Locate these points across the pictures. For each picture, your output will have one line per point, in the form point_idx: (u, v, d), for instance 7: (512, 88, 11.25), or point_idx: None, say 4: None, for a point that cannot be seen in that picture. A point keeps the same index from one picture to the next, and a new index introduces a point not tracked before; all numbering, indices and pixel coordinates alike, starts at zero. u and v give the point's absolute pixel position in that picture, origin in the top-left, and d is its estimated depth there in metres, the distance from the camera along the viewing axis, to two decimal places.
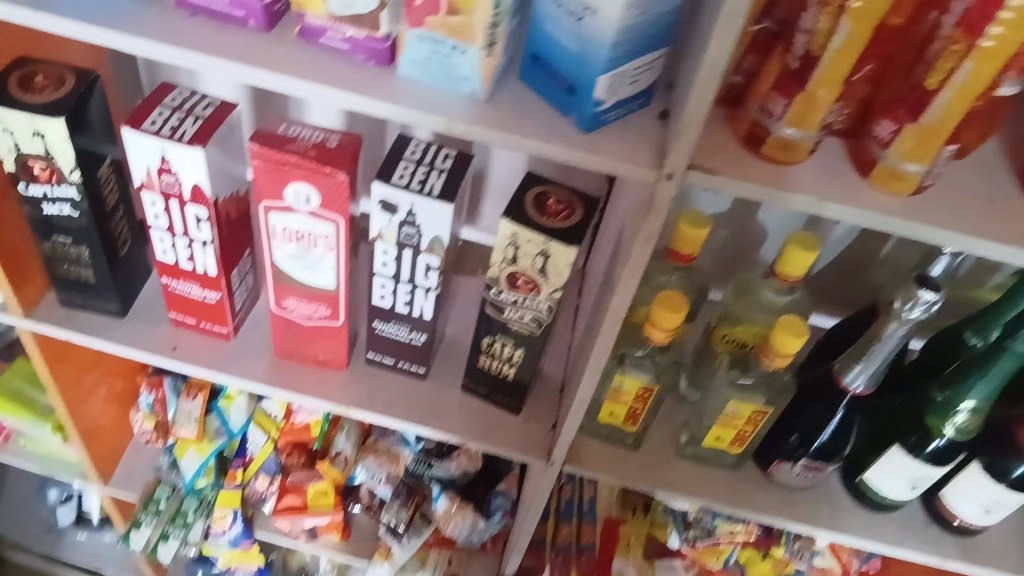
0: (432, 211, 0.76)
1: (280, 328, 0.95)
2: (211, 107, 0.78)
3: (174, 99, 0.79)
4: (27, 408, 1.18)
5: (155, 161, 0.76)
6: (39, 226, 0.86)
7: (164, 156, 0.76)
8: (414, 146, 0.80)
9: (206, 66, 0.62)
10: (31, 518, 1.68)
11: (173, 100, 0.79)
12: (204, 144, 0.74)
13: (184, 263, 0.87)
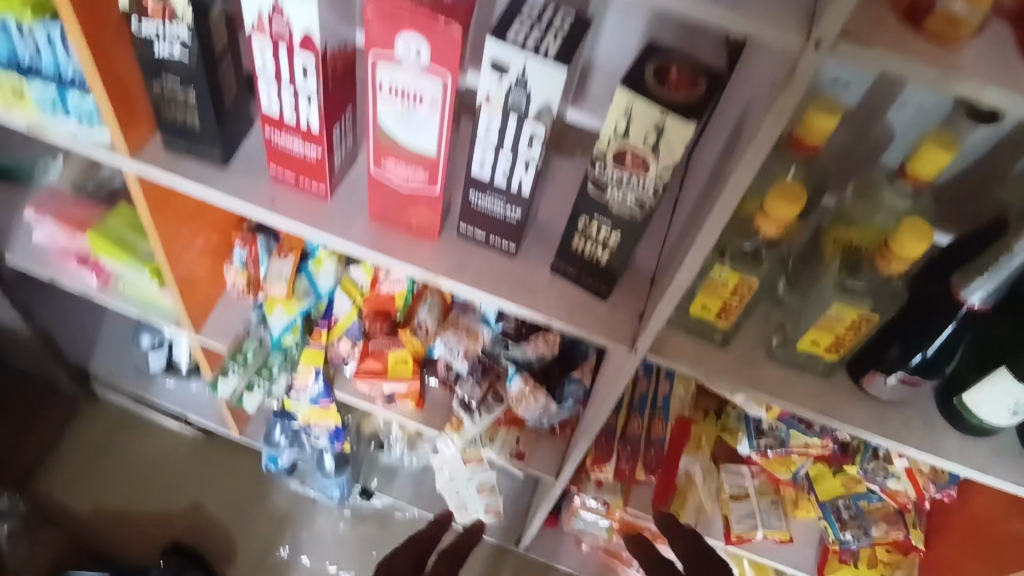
0: (545, 74, 0.73)
1: (376, 190, 0.94)
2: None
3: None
4: (129, 254, 1.23)
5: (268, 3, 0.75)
6: (149, 66, 0.85)
7: None
8: (531, 5, 0.76)
9: None
10: (123, 362, 1.74)
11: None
12: None
13: (288, 115, 0.86)
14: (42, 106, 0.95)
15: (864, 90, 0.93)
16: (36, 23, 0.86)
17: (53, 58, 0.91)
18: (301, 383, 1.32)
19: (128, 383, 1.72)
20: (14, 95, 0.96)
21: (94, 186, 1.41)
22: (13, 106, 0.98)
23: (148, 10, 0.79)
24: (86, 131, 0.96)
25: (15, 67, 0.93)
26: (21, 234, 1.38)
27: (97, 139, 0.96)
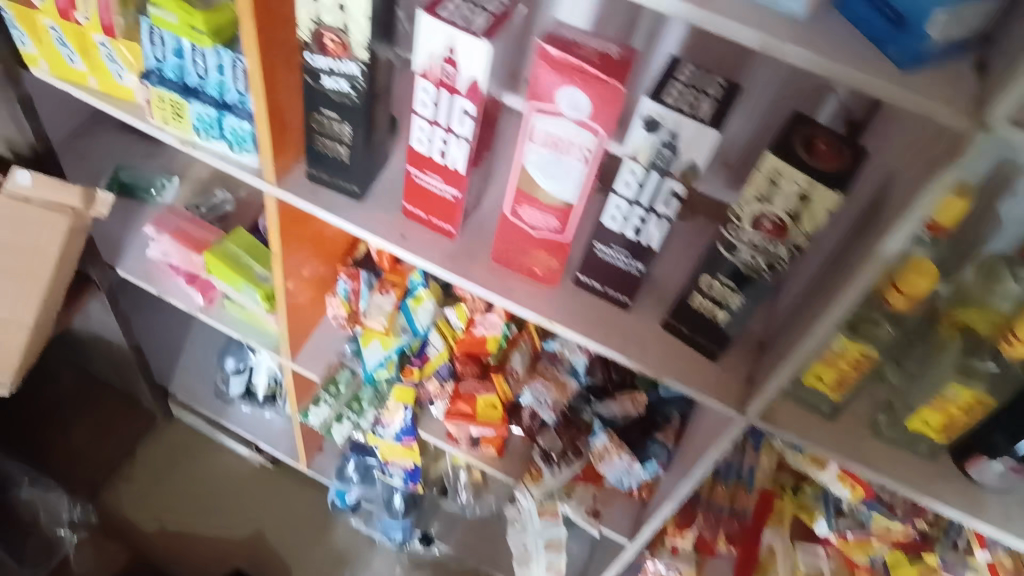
0: (697, 135, 0.77)
1: (504, 232, 0.99)
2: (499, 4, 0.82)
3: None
4: (243, 275, 1.27)
5: (442, 50, 0.80)
6: (311, 98, 0.91)
7: (451, 45, 0.79)
8: (684, 71, 0.81)
9: None
10: (202, 382, 1.78)
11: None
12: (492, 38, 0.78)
13: (434, 154, 0.92)
14: (198, 127, 1.00)
15: (985, 175, 0.95)
16: (213, 48, 0.91)
17: (220, 83, 0.95)
18: (387, 417, 1.36)
19: (205, 406, 1.76)
20: (172, 114, 1.01)
21: (207, 211, 1.47)
22: (171, 125, 1.03)
23: (325, 46, 0.84)
24: (236, 153, 1.02)
25: (180, 87, 0.97)
26: (133, 246, 1.43)
27: (245, 161, 1.02)
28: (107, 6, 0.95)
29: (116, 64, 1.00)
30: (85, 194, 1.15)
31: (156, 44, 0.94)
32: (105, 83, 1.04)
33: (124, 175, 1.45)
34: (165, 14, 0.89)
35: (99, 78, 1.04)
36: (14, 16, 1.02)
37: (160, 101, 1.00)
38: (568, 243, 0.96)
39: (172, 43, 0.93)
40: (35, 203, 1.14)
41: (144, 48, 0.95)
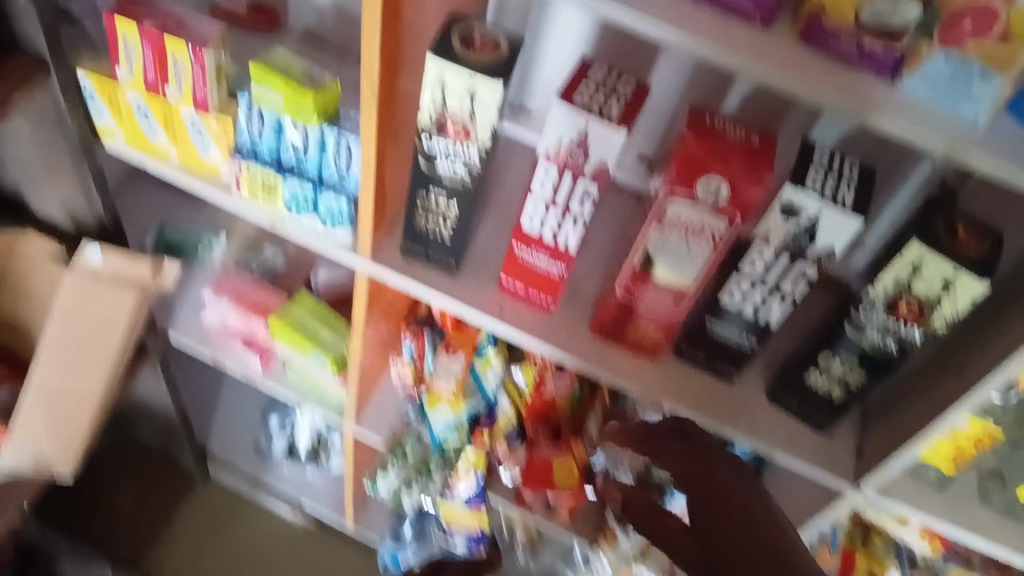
0: (839, 222, 0.76)
1: (608, 310, 0.95)
2: (630, 86, 0.81)
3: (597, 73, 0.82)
4: (312, 342, 1.23)
5: (574, 136, 0.78)
6: (419, 178, 0.89)
7: (582, 131, 0.78)
8: (822, 152, 0.79)
9: (719, 58, 0.62)
10: (242, 441, 1.71)
11: (595, 72, 0.81)
12: (628, 126, 0.76)
13: (547, 233, 0.89)
14: (290, 203, 0.98)
15: None
16: (317, 127, 0.87)
17: (319, 161, 0.92)
18: (455, 480, 1.34)
19: (245, 463, 1.70)
20: (263, 190, 0.97)
21: (258, 268, 1.38)
22: (260, 201, 0.99)
23: (446, 129, 0.82)
24: (328, 228, 0.99)
25: (274, 164, 0.94)
26: (187, 306, 1.38)
27: (336, 236, 0.99)
28: (203, 78, 0.87)
29: (202, 137, 0.94)
30: (155, 266, 1.09)
31: (254, 121, 0.90)
32: (185, 156, 0.98)
33: (171, 234, 1.36)
34: (270, 94, 0.85)
35: (179, 151, 0.98)
36: (94, 88, 0.92)
37: (250, 177, 0.96)
38: (680, 317, 0.92)
39: (270, 119, 0.89)
40: (104, 278, 1.08)
41: (239, 124, 0.91)
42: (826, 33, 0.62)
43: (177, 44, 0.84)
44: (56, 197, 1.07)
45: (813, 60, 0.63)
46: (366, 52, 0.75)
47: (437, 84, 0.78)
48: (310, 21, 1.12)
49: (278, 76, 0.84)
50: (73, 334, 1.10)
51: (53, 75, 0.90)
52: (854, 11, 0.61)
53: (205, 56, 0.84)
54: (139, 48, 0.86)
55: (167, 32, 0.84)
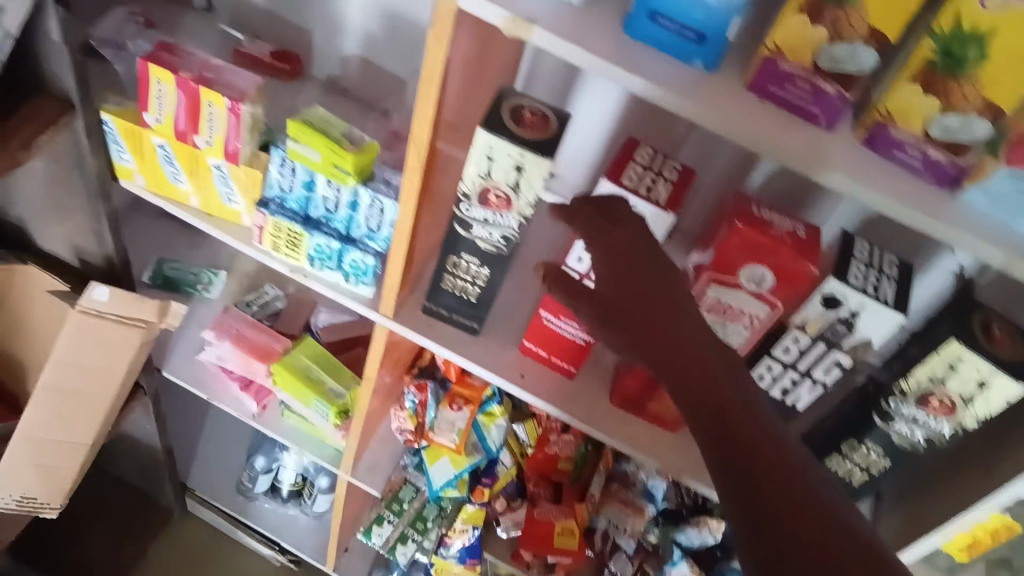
0: (880, 317, 0.76)
1: (632, 382, 0.94)
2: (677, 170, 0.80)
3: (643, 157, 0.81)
4: (315, 390, 1.20)
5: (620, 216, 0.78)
6: (451, 244, 0.87)
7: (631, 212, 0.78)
8: (860, 247, 0.80)
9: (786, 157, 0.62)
10: (222, 477, 1.64)
11: (641, 158, 0.81)
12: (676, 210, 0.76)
13: (578, 304, 0.88)
14: (313, 255, 0.94)
15: None
16: (350, 186, 0.86)
17: (349, 218, 0.90)
18: (451, 537, 1.29)
19: (224, 499, 1.63)
20: (286, 243, 0.94)
21: (258, 309, 1.36)
22: (282, 252, 0.96)
23: (487, 200, 0.81)
24: (350, 284, 0.96)
25: (301, 218, 0.92)
26: (181, 346, 1.34)
27: (358, 291, 0.97)
28: (238, 130, 0.86)
29: (228, 187, 0.93)
30: (162, 308, 1.04)
31: (285, 174, 0.88)
32: (207, 202, 0.96)
33: (171, 269, 1.32)
34: (306, 152, 0.84)
35: (202, 198, 0.96)
36: (119, 132, 0.90)
37: (274, 229, 0.93)
38: None
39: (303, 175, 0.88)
40: (109, 318, 1.03)
41: (268, 178, 0.90)
42: (891, 141, 0.62)
43: (215, 97, 0.83)
44: (64, 233, 1.04)
45: (877, 166, 0.63)
46: (416, 130, 0.75)
47: (484, 156, 0.77)
48: (335, 71, 1.11)
49: (317, 135, 0.83)
50: (74, 380, 1.05)
51: (79, 118, 0.86)
52: (923, 123, 0.60)
53: (242, 111, 0.83)
54: (173, 96, 0.84)
55: (204, 85, 0.83)
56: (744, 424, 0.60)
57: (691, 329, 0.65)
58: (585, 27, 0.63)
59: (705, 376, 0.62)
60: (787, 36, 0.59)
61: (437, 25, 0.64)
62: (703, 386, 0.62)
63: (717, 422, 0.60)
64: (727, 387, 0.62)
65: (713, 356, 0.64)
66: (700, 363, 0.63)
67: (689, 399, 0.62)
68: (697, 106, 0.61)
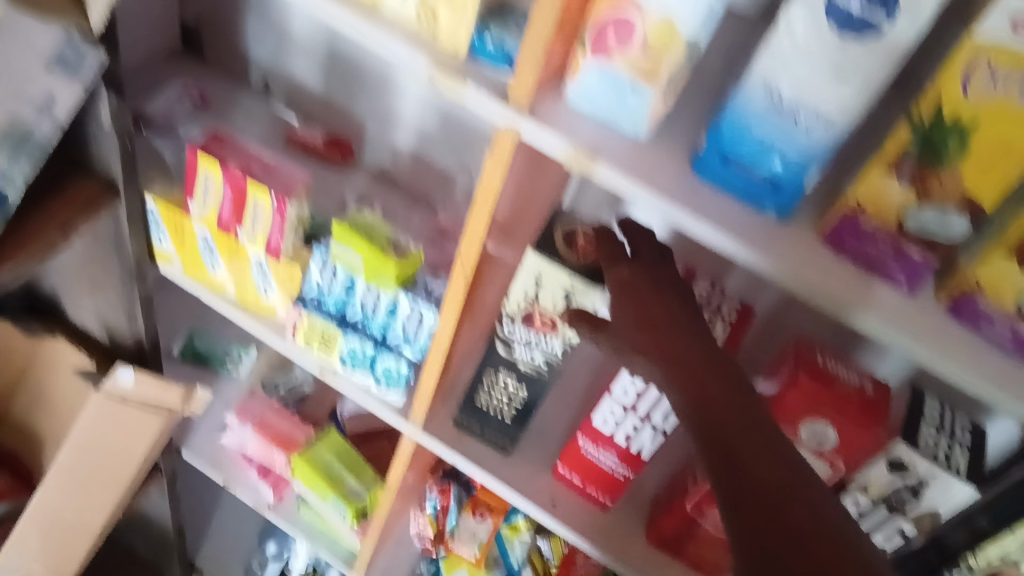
0: (950, 489, 0.70)
1: (670, 521, 0.87)
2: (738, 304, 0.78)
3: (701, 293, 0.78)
4: (335, 488, 1.15)
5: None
6: (491, 362, 0.83)
7: None
8: (931, 406, 0.74)
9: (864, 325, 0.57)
10: (232, 559, 1.58)
11: (699, 295, 0.77)
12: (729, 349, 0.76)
13: (620, 437, 0.82)
14: (345, 357, 0.91)
15: None
16: (392, 292, 0.82)
17: (386, 324, 0.86)
18: None
19: None
20: (319, 342, 0.91)
21: (287, 392, 1.30)
22: (314, 350, 0.92)
23: (532, 322, 0.77)
24: (381, 389, 0.92)
25: (337, 318, 0.88)
26: (204, 426, 1.31)
27: (388, 397, 0.92)
28: (281, 226, 0.83)
29: (266, 280, 0.90)
30: (186, 394, 1.00)
31: (326, 276, 0.85)
32: (242, 293, 0.93)
33: (201, 343, 1.28)
34: (348, 253, 0.81)
35: (237, 288, 0.93)
36: (161, 217, 0.89)
37: (310, 328, 0.90)
38: None
39: (343, 279, 0.84)
40: (131, 402, 1.00)
41: (308, 278, 0.86)
42: (979, 312, 0.57)
43: (260, 191, 0.80)
44: (95, 308, 1.02)
45: (959, 337, 0.58)
46: (464, 247, 0.72)
47: (533, 279, 0.73)
48: (386, 160, 1.09)
49: (360, 238, 0.80)
50: (90, 459, 1.02)
51: (122, 202, 0.85)
52: (1015, 300, 0.55)
53: (287, 209, 0.81)
54: (218, 188, 0.83)
55: (252, 178, 0.81)
56: (802, 532, 0.50)
57: (754, 422, 0.57)
58: (652, 164, 0.60)
59: (762, 476, 0.54)
60: (871, 193, 0.55)
61: (496, 147, 0.63)
62: (757, 487, 0.53)
63: (767, 530, 0.51)
64: (795, 488, 0.53)
65: (778, 456, 0.55)
66: (758, 461, 0.54)
67: (737, 497, 0.53)
68: (760, 255, 0.58)
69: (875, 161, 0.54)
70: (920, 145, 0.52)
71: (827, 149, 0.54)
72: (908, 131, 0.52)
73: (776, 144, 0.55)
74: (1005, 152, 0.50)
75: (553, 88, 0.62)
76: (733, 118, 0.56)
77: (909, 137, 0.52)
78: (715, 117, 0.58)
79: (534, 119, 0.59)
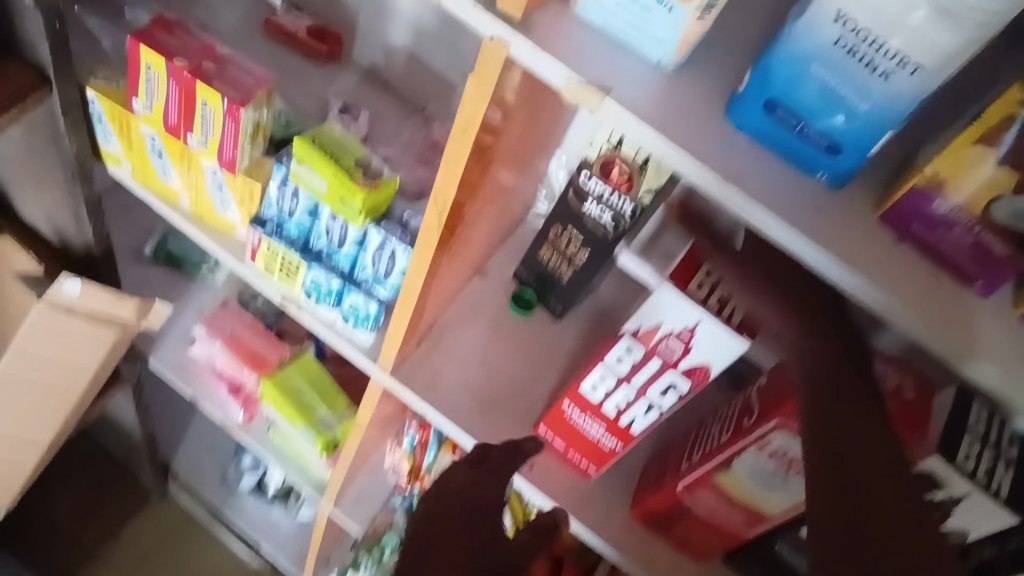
0: (986, 509, 0.60)
1: (657, 498, 0.77)
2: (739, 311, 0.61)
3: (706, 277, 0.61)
4: (304, 418, 1.07)
5: (679, 326, 0.62)
6: (563, 213, 0.79)
7: (694, 326, 0.61)
8: (977, 412, 0.63)
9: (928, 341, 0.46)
10: (208, 467, 1.53)
11: (698, 291, 0.61)
12: None
13: (608, 405, 0.71)
14: (309, 289, 0.80)
15: None
16: (359, 224, 0.71)
17: (354, 257, 0.75)
18: None
19: (208, 492, 1.51)
20: (280, 269, 0.80)
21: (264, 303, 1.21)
22: (274, 277, 0.81)
23: (610, 173, 0.73)
24: (348, 326, 0.81)
25: (300, 245, 0.77)
26: (171, 336, 1.20)
27: (356, 335, 0.81)
28: (235, 137, 0.71)
29: (222, 194, 0.79)
30: (140, 307, 0.91)
31: (285, 195, 0.74)
32: (199, 205, 0.82)
33: (175, 246, 1.18)
34: (311, 176, 0.69)
35: (192, 199, 0.82)
36: (105, 113, 0.77)
37: (269, 253, 0.79)
38: (747, 537, 0.76)
39: (308, 202, 0.73)
40: (78, 314, 0.90)
41: (268, 195, 0.75)
42: None
43: (211, 95, 0.69)
44: (42, 208, 0.91)
45: None
46: (438, 191, 0.59)
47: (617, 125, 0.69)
48: (378, 60, 0.96)
49: (323, 157, 0.68)
50: (30, 374, 0.94)
51: (56, 94, 0.74)
52: None
53: (240, 117, 0.69)
54: (163, 85, 0.71)
55: (201, 79, 0.69)
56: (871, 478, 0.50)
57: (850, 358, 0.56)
58: (675, 104, 0.47)
59: (842, 409, 0.53)
60: (958, 167, 0.42)
61: (478, 65, 0.49)
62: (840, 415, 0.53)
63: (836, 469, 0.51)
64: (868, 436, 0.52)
65: (863, 397, 0.54)
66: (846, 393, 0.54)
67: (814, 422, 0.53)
68: (806, 241, 0.46)
69: (967, 127, 0.41)
70: None
71: (909, 107, 0.41)
72: (1023, 93, 0.39)
73: (842, 95, 0.42)
74: None
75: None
76: (788, 56, 0.42)
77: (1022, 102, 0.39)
78: (765, 49, 0.44)
79: (528, 35, 0.46)
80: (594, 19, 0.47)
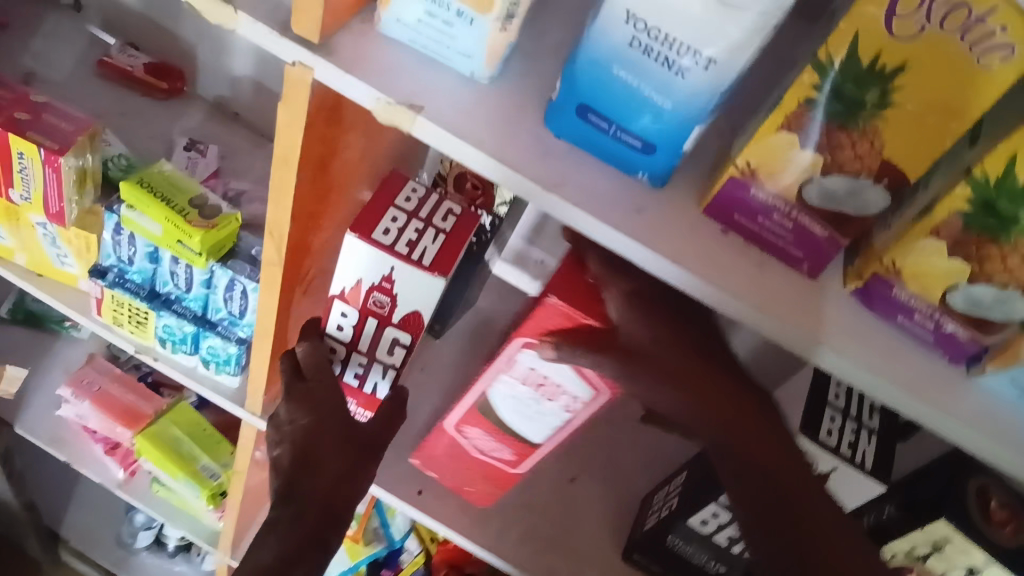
0: (857, 483, 0.63)
1: (446, 450, 0.75)
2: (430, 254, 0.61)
3: (407, 199, 0.64)
4: (184, 469, 1.02)
5: (376, 279, 0.61)
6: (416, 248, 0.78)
7: (390, 272, 0.61)
8: (836, 388, 0.67)
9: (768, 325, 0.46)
10: (100, 529, 1.44)
11: (385, 236, 0.61)
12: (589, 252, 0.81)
13: (347, 377, 0.69)
14: (163, 337, 0.75)
15: None
16: (202, 266, 0.67)
17: (205, 297, 0.71)
18: None
19: (102, 556, 1.42)
20: (129, 320, 0.75)
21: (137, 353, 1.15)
22: (125, 329, 0.77)
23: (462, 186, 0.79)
24: (210, 371, 0.77)
25: (146, 292, 0.73)
26: (38, 400, 1.12)
27: (220, 381, 0.77)
28: (59, 187, 0.67)
29: (58, 248, 0.74)
30: None
31: (122, 242, 0.69)
32: (36, 261, 0.77)
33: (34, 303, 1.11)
34: (143, 220, 0.66)
35: (27, 255, 0.76)
36: None
37: (113, 304, 0.74)
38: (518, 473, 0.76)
39: (147, 246, 0.69)
40: None
41: (103, 243, 0.71)
42: (896, 302, 0.46)
43: (26, 147, 0.64)
44: None
45: (873, 333, 0.47)
46: (273, 224, 0.56)
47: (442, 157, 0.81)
48: (222, 90, 0.91)
49: (154, 200, 0.65)
50: None
51: None
52: (942, 294, 0.44)
53: (60, 165, 0.65)
54: None
55: (12, 131, 0.64)
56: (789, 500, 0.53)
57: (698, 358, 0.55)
58: (490, 113, 0.46)
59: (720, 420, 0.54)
60: (765, 156, 0.43)
61: (285, 93, 0.47)
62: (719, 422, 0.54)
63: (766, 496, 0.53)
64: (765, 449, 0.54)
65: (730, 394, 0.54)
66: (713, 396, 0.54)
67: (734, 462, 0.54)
68: (632, 244, 0.45)
69: (769, 114, 0.42)
70: (830, 99, 0.39)
71: (711, 102, 0.41)
72: (813, 77, 0.39)
73: (646, 96, 0.42)
74: (941, 110, 0.38)
75: (360, 18, 0.47)
76: (589, 60, 0.42)
77: (815, 86, 0.39)
78: (571, 55, 0.44)
79: (331, 60, 0.44)
80: (401, 35, 0.46)
